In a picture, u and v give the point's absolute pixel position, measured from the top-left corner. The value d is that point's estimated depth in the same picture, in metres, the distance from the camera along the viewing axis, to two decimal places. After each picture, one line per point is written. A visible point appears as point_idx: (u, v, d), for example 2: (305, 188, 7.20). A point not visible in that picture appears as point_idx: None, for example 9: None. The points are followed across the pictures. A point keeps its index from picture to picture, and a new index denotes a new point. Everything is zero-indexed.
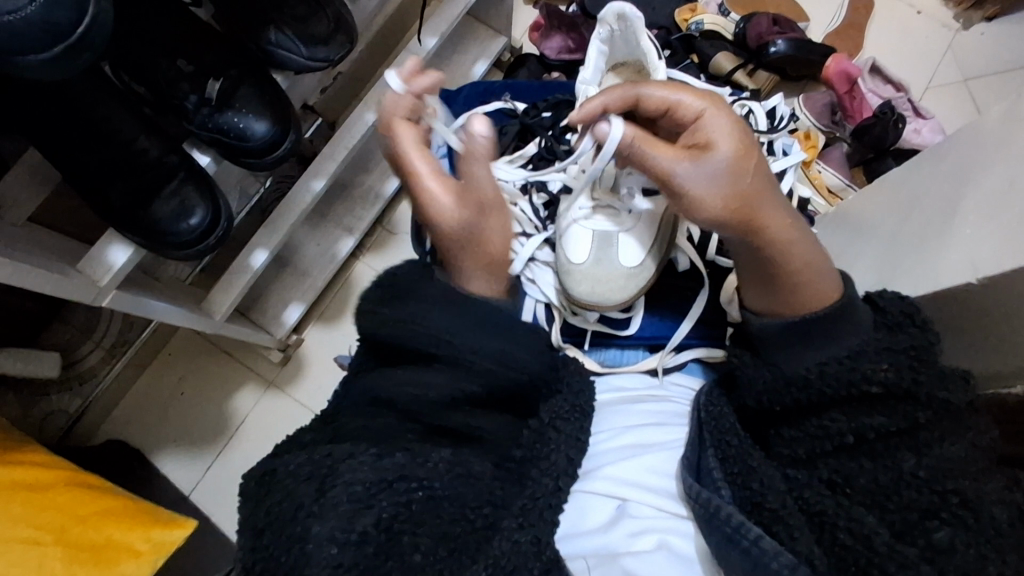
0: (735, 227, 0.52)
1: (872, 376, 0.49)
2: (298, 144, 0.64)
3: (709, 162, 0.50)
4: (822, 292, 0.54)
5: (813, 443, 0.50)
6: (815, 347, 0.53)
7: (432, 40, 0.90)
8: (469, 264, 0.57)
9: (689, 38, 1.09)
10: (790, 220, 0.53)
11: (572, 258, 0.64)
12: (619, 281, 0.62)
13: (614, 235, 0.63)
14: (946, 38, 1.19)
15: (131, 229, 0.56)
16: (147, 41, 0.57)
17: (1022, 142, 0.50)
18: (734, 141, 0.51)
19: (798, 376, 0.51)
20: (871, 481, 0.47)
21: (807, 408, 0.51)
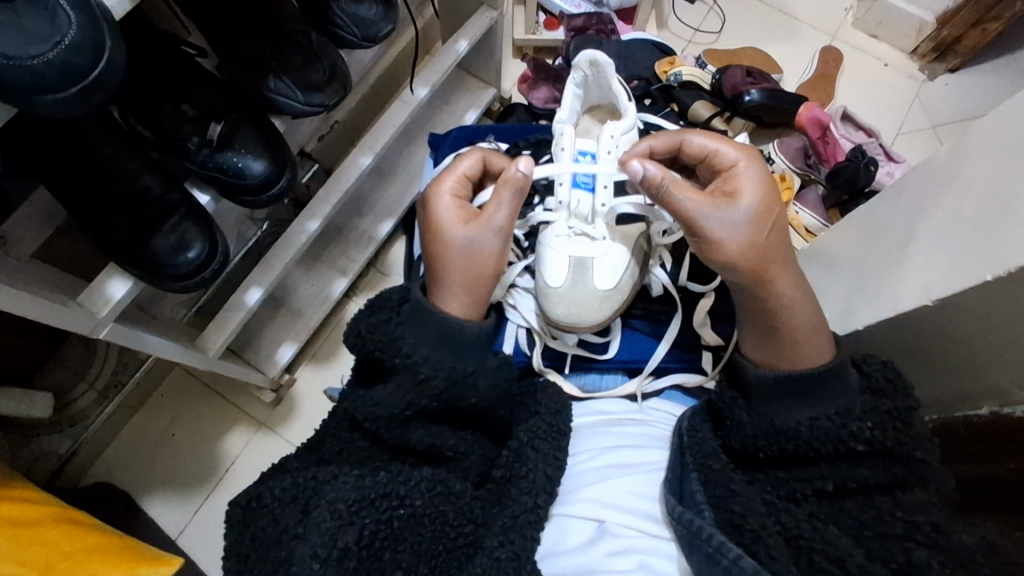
0: (746, 268, 0.55)
1: (858, 434, 0.51)
2: (293, 181, 0.68)
3: (737, 206, 0.55)
4: (816, 351, 0.54)
5: (798, 486, 0.52)
6: (805, 403, 0.53)
7: (424, 90, 0.95)
8: (439, 277, 0.58)
9: (668, 89, 1.15)
10: (798, 273, 0.56)
11: (549, 282, 0.64)
12: (594, 304, 0.64)
13: (590, 260, 0.64)
14: (912, 89, 1.26)
15: (131, 263, 0.59)
16: (155, 87, 0.61)
17: (966, 176, 0.53)
18: (762, 193, 0.56)
19: (786, 429, 0.52)
20: (852, 519, 0.49)
21: (797, 458, 0.53)
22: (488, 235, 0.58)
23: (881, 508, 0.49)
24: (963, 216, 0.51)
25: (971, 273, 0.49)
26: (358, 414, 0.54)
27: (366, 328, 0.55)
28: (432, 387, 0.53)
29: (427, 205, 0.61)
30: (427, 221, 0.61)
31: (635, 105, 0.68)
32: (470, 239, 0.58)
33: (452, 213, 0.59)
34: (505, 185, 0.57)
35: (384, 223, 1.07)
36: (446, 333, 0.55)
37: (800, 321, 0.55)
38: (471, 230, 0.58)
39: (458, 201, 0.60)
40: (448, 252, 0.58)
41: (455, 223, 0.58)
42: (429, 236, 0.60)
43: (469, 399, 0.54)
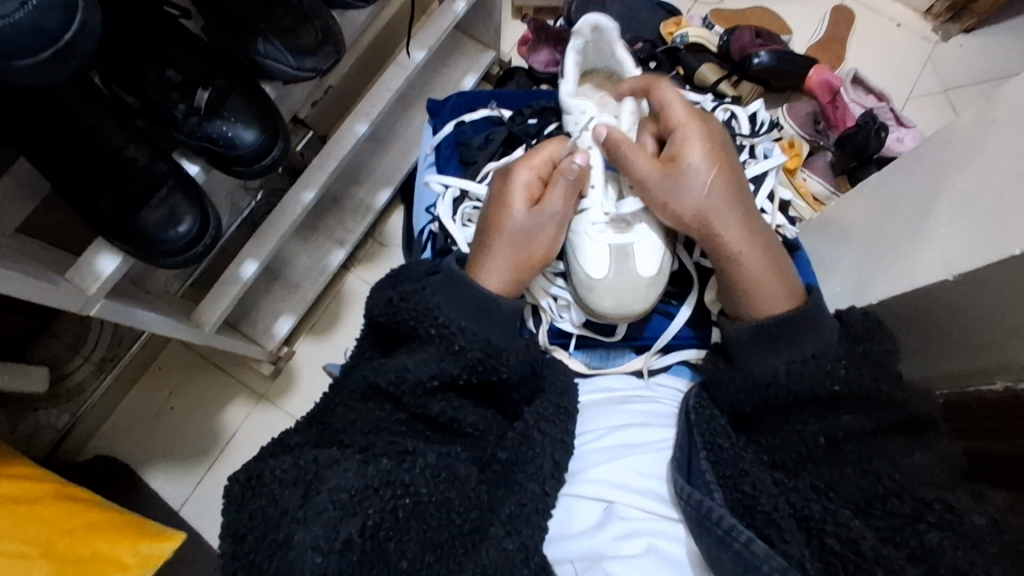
0: (692, 227, 0.59)
1: (835, 373, 0.51)
2: (287, 150, 0.65)
3: (675, 171, 0.58)
4: (777, 301, 0.56)
5: (788, 446, 0.51)
6: (780, 350, 0.54)
7: (421, 54, 0.91)
8: (486, 245, 0.58)
9: (673, 51, 1.10)
10: (750, 224, 0.59)
11: (591, 274, 0.62)
12: (640, 291, 0.61)
13: (631, 246, 0.62)
14: (925, 50, 1.22)
15: (120, 238, 0.57)
16: (137, 52, 0.57)
17: (990, 144, 0.50)
18: (706, 153, 0.59)
19: (768, 379, 0.53)
20: (855, 488, 0.47)
21: (787, 416, 0.52)
22: (551, 222, 0.59)
23: (881, 472, 0.47)
24: (987, 186, 0.49)
25: (995, 246, 0.47)
26: (381, 378, 0.53)
27: (398, 296, 0.55)
28: (466, 356, 0.52)
29: (501, 184, 0.61)
30: (495, 193, 0.62)
31: (642, 71, 0.70)
32: (530, 220, 0.58)
33: (520, 191, 0.60)
34: (567, 172, 0.60)
35: (381, 192, 1.04)
36: (448, 313, 0.53)
37: (754, 270, 0.57)
38: (532, 212, 0.59)
39: (532, 180, 0.61)
40: (504, 229, 0.58)
41: (519, 204, 0.59)
42: (491, 208, 0.61)
43: (500, 368, 0.53)
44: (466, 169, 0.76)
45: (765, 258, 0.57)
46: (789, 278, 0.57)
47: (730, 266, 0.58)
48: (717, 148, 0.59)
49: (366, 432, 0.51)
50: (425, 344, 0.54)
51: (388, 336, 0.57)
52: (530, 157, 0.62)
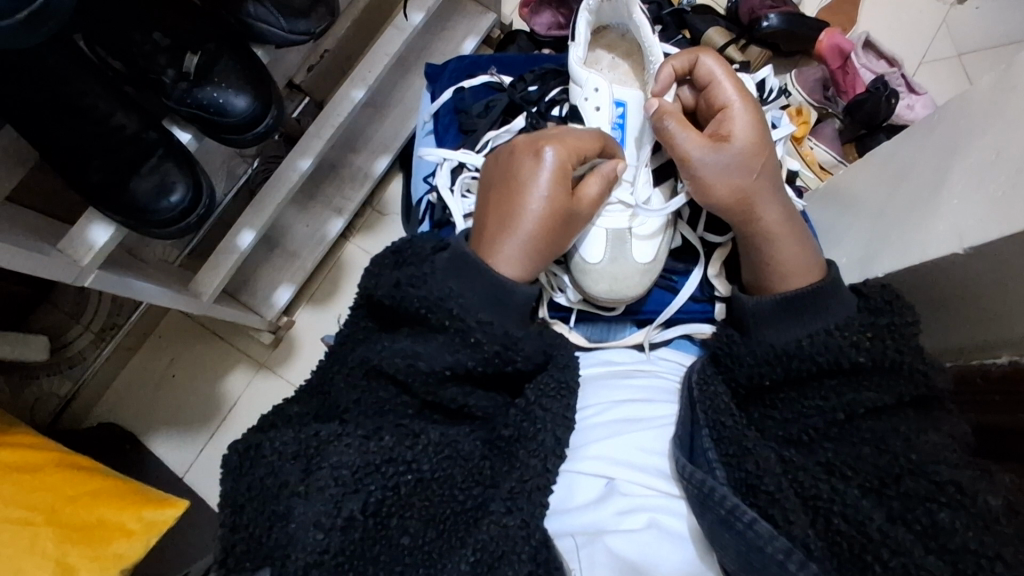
0: (732, 203, 0.57)
1: (859, 346, 0.51)
2: (280, 118, 0.63)
3: (724, 153, 0.57)
4: (810, 276, 0.56)
5: (805, 420, 0.51)
6: (802, 322, 0.54)
7: (419, 16, 0.88)
8: (519, 232, 0.54)
9: (679, 13, 1.06)
10: (786, 204, 0.58)
11: (586, 258, 0.62)
12: (634, 278, 0.62)
13: (627, 233, 0.62)
14: (940, 13, 1.18)
15: (110, 207, 0.56)
16: (121, 14, 0.55)
17: (1011, 110, 0.49)
18: (754, 132, 0.57)
19: (791, 350, 0.52)
20: (870, 466, 0.47)
21: (813, 403, 0.51)
22: (582, 220, 0.57)
23: (897, 451, 0.47)
24: (1005, 157, 0.48)
25: (1010, 217, 0.46)
26: (387, 364, 0.51)
27: (406, 281, 0.52)
28: (482, 349, 0.50)
29: (532, 160, 0.55)
30: (518, 170, 0.56)
31: (657, 39, 0.65)
32: (566, 212, 0.56)
33: (556, 178, 0.55)
34: (600, 177, 0.58)
35: (379, 159, 1.02)
36: (453, 284, 0.51)
37: (788, 255, 0.56)
38: (569, 203, 0.56)
39: (566, 166, 0.56)
40: (543, 218, 0.54)
41: (558, 192, 0.55)
42: (519, 189, 0.55)
43: (516, 360, 0.51)
44: (465, 138, 0.74)
45: (803, 245, 0.57)
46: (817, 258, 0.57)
47: (764, 248, 0.57)
48: (763, 128, 0.59)
49: (371, 414, 0.51)
50: (435, 334, 0.52)
51: (389, 313, 0.55)
52: (569, 137, 0.57)
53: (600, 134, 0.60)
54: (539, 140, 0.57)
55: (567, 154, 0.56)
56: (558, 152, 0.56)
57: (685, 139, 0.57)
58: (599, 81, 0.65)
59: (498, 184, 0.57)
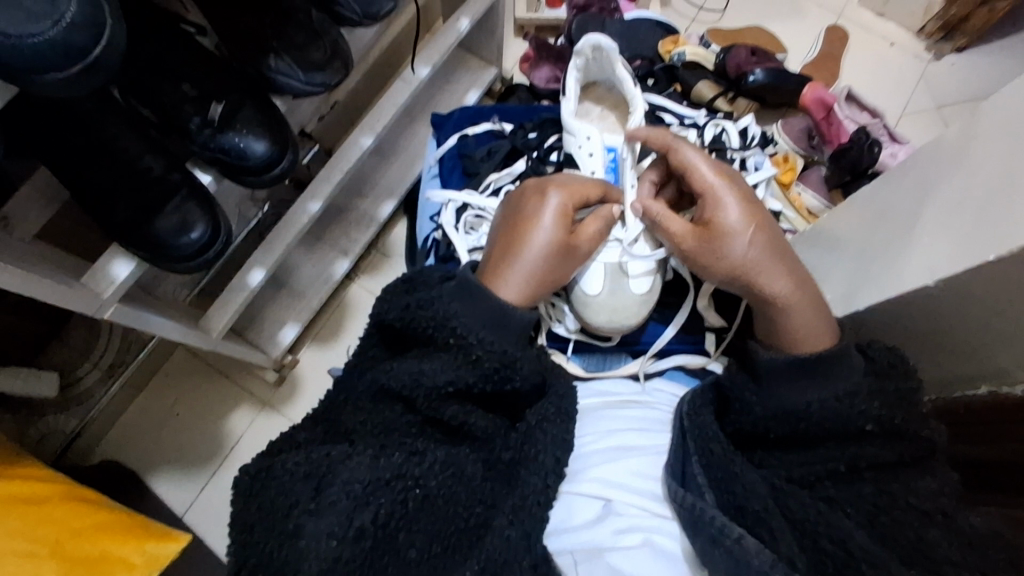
0: (733, 279, 0.58)
1: (869, 413, 0.50)
2: (295, 163, 0.67)
3: (712, 242, 0.57)
4: (821, 341, 0.55)
5: (806, 468, 0.51)
6: (814, 382, 0.53)
7: (425, 70, 0.94)
8: (524, 263, 0.57)
9: (671, 68, 1.13)
10: (794, 268, 0.57)
11: (586, 291, 0.65)
12: (633, 308, 0.65)
13: (626, 267, 0.65)
14: (918, 69, 1.25)
15: (133, 244, 0.59)
16: (154, 67, 0.60)
17: (974, 158, 0.52)
18: (744, 213, 0.57)
19: (796, 411, 0.52)
20: (869, 505, 0.47)
21: (808, 439, 0.52)
22: (581, 255, 0.61)
23: (897, 493, 0.47)
24: (969, 200, 0.51)
25: (970, 256, 0.49)
26: (393, 381, 0.53)
27: (414, 303, 0.55)
28: (483, 365, 0.53)
29: (537, 199, 0.60)
30: (524, 210, 0.60)
31: (641, 90, 0.69)
32: (567, 249, 0.59)
33: (559, 217, 0.59)
34: (600, 219, 0.62)
35: (385, 204, 1.07)
36: (463, 312, 0.54)
37: (798, 323, 0.55)
38: (569, 241, 0.59)
39: (569, 208, 0.60)
40: (546, 250, 0.58)
41: (561, 228, 0.59)
42: (523, 225, 0.59)
43: (513, 378, 0.54)
44: (469, 180, 0.79)
45: (813, 315, 0.55)
46: (827, 328, 0.55)
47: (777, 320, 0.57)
48: (753, 205, 0.58)
49: (376, 435, 0.52)
50: (441, 352, 0.54)
51: (397, 335, 0.58)
52: (573, 183, 0.62)
53: (602, 183, 0.65)
54: (545, 185, 0.61)
55: (571, 197, 0.61)
56: (562, 194, 0.60)
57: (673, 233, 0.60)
58: (592, 130, 0.71)
59: (506, 223, 0.61)
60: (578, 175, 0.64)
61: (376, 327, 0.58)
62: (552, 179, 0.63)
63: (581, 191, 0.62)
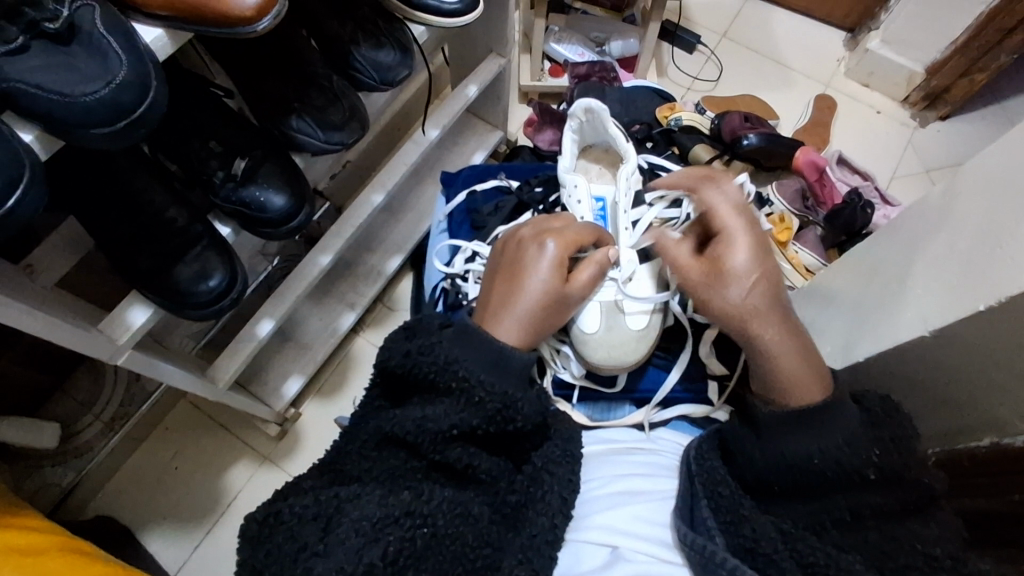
0: (728, 324, 0.59)
1: (870, 461, 0.51)
2: (311, 217, 0.70)
3: (725, 284, 0.58)
4: (811, 393, 0.55)
5: (814, 518, 0.51)
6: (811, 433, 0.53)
7: (435, 131, 0.99)
8: (519, 310, 0.58)
9: (668, 132, 1.18)
10: (785, 320, 0.58)
11: (584, 330, 0.67)
12: (631, 344, 0.67)
13: (621, 304, 0.68)
14: (905, 135, 1.31)
15: (154, 291, 0.61)
16: (183, 125, 0.64)
17: (959, 214, 0.55)
18: (751, 257, 0.58)
19: (802, 462, 0.52)
20: (877, 551, 0.47)
21: (810, 488, 0.53)
22: (575, 302, 0.62)
23: (901, 538, 0.48)
24: (956, 252, 0.53)
25: (963, 305, 0.51)
26: (397, 428, 0.53)
27: (416, 349, 0.55)
28: (485, 407, 0.53)
29: (531, 247, 0.62)
30: (521, 257, 0.62)
31: (633, 146, 0.73)
32: (560, 294, 0.60)
33: (555, 265, 0.61)
34: (593, 264, 0.64)
35: (392, 259, 1.09)
36: (475, 353, 0.55)
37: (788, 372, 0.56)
38: (563, 287, 0.61)
39: (564, 256, 0.62)
40: (540, 297, 0.59)
41: (554, 275, 0.60)
42: (518, 273, 0.60)
43: (516, 419, 0.53)
44: (476, 234, 0.82)
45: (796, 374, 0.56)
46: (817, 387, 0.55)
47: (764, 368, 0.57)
48: (764, 253, 0.59)
49: (382, 479, 0.53)
50: (444, 397, 0.54)
51: (399, 384, 0.58)
52: (565, 230, 0.64)
53: (595, 228, 0.67)
54: (539, 233, 0.63)
55: (565, 244, 0.62)
56: (555, 241, 0.62)
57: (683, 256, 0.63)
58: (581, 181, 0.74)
59: (502, 269, 0.62)
60: (572, 222, 0.66)
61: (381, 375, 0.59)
62: (545, 228, 0.65)
63: (575, 237, 0.64)
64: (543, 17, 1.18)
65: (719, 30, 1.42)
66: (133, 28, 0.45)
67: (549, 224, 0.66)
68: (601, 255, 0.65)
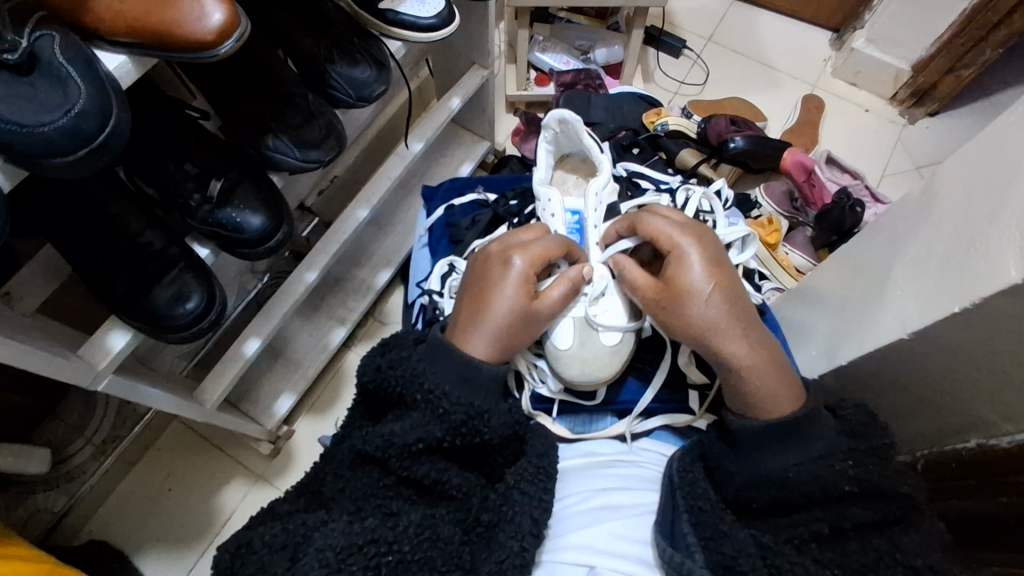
0: (692, 339, 0.57)
1: (846, 474, 0.51)
2: (289, 236, 0.70)
3: (690, 307, 0.56)
4: (778, 406, 0.54)
5: (795, 530, 0.51)
6: (786, 449, 0.54)
7: (418, 145, 0.99)
8: (486, 327, 0.58)
9: (655, 138, 1.17)
10: (749, 332, 0.56)
11: (558, 345, 0.66)
12: (604, 360, 0.65)
13: (595, 320, 0.66)
14: (894, 132, 1.30)
15: (132, 315, 0.61)
16: (157, 148, 0.63)
17: (941, 212, 0.54)
18: (704, 276, 0.57)
19: (780, 475, 0.52)
20: (856, 566, 0.47)
21: (789, 504, 0.53)
22: (545, 318, 0.61)
23: (882, 551, 0.48)
24: (934, 252, 0.53)
25: (941, 304, 0.51)
26: (369, 445, 0.53)
27: (386, 364, 0.55)
28: (450, 419, 0.53)
29: (501, 263, 0.61)
30: (488, 276, 0.61)
31: (608, 155, 0.74)
32: (528, 312, 0.59)
33: (521, 283, 0.60)
34: (566, 280, 0.63)
35: (381, 273, 1.09)
36: (449, 370, 0.55)
37: (759, 387, 0.54)
38: (532, 303, 0.60)
39: (531, 273, 0.61)
40: (507, 315, 0.58)
41: (521, 293, 0.59)
42: (487, 289, 0.60)
43: (482, 430, 0.54)
44: (455, 247, 0.82)
45: (779, 375, 0.54)
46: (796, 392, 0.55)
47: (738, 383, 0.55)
48: (717, 268, 0.58)
49: (355, 498, 0.53)
50: (412, 411, 0.54)
51: (375, 402, 0.58)
52: (537, 247, 0.63)
53: (568, 242, 0.66)
54: (510, 248, 0.63)
55: (535, 260, 0.62)
56: (524, 259, 0.61)
57: (639, 279, 0.61)
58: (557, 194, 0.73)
59: (470, 287, 0.62)
60: (546, 236, 0.65)
61: (359, 395, 0.59)
62: (518, 243, 0.64)
63: (547, 254, 0.63)
64: (526, 27, 1.18)
65: (705, 34, 1.42)
66: (94, 54, 0.45)
67: (522, 240, 0.65)
68: (574, 271, 0.64)
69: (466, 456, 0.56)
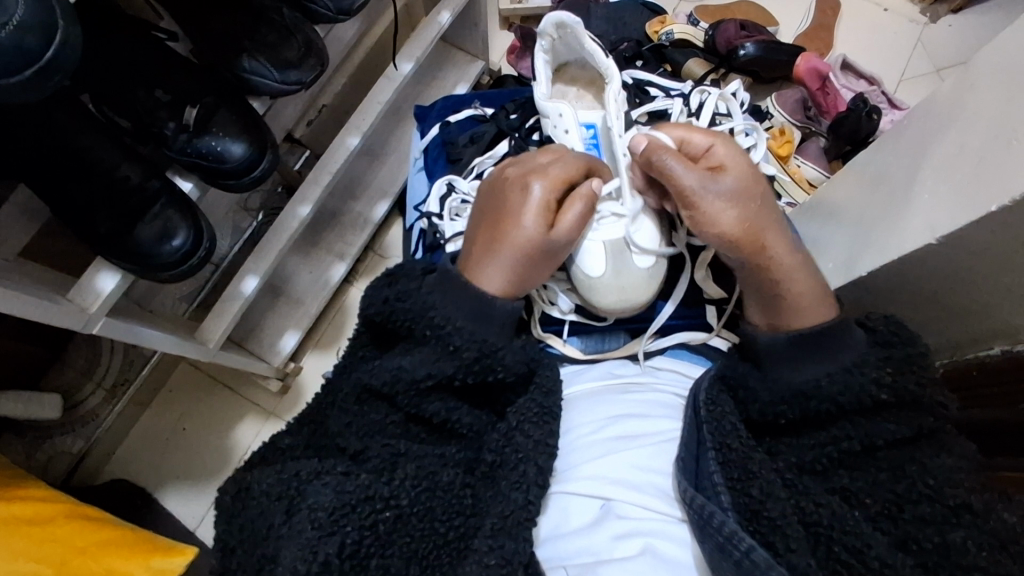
0: (742, 236, 0.54)
1: (882, 383, 0.50)
2: (274, 165, 0.66)
3: (728, 194, 0.55)
4: (818, 314, 0.54)
5: (821, 448, 0.51)
6: (817, 359, 0.52)
7: (408, 65, 0.93)
8: (499, 258, 0.55)
9: (660, 48, 1.09)
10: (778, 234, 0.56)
11: (589, 273, 0.63)
12: (639, 285, 0.63)
13: (627, 244, 0.63)
14: (914, 33, 1.22)
15: (116, 255, 0.58)
16: (126, 75, 0.59)
17: (971, 108, 0.50)
18: (745, 172, 0.57)
19: (808, 389, 0.52)
20: (888, 493, 0.48)
21: (820, 419, 0.52)
22: (563, 250, 0.58)
23: (914, 476, 0.48)
24: (968, 149, 0.49)
25: (975, 206, 0.47)
26: (374, 379, 0.53)
27: (391, 296, 0.54)
28: (462, 356, 0.52)
29: (519, 189, 0.58)
30: (506, 201, 0.58)
31: (613, 61, 0.68)
32: (545, 243, 0.56)
33: (540, 211, 0.56)
34: (586, 203, 0.58)
35: (378, 205, 1.05)
36: (456, 301, 0.53)
37: (803, 286, 0.55)
38: (550, 233, 0.56)
39: (552, 200, 0.57)
40: (524, 245, 0.55)
41: (539, 223, 0.56)
42: (504, 216, 0.57)
43: (495, 367, 0.53)
44: (454, 166, 0.78)
45: (812, 274, 0.55)
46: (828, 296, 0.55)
47: (778, 285, 0.55)
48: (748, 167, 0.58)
49: (360, 436, 0.52)
50: (420, 346, 0.53)
51: (381, 333, 0.56)
52: (556, 170, 0.58)
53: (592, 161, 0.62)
54: (530, 173, 0.59)
55: (555, 186, 0.58)
56: (543, 184, 0.57)
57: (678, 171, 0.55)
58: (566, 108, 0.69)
59: (488, 211, 0.59)
60: (571, 156, 0.61)
61: (362, 325, 0.57)
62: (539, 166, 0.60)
63: (568, 177, 0.59)
64: None
65: None
66: None
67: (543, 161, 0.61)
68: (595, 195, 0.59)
69: (476, 391, 0.55)
